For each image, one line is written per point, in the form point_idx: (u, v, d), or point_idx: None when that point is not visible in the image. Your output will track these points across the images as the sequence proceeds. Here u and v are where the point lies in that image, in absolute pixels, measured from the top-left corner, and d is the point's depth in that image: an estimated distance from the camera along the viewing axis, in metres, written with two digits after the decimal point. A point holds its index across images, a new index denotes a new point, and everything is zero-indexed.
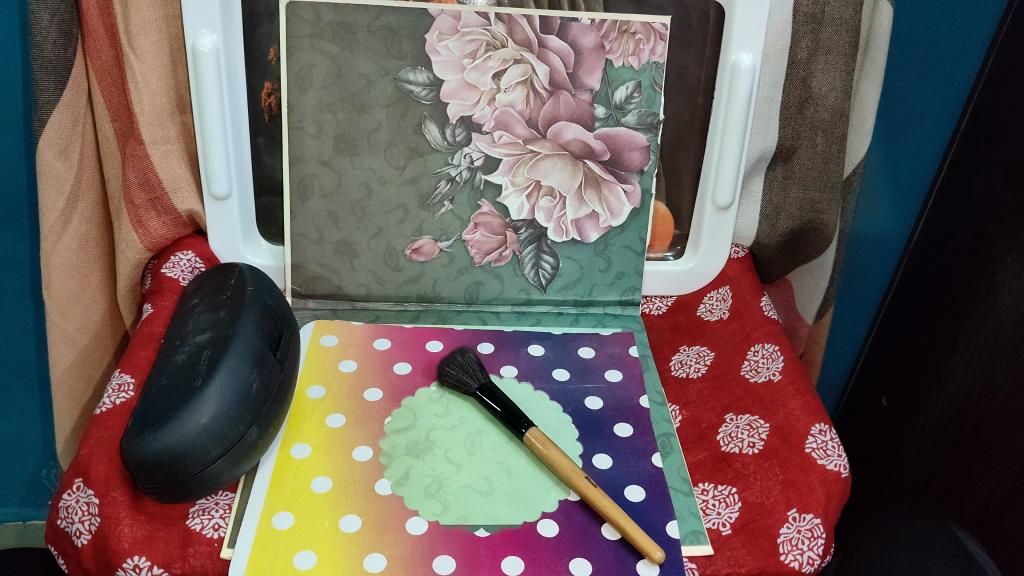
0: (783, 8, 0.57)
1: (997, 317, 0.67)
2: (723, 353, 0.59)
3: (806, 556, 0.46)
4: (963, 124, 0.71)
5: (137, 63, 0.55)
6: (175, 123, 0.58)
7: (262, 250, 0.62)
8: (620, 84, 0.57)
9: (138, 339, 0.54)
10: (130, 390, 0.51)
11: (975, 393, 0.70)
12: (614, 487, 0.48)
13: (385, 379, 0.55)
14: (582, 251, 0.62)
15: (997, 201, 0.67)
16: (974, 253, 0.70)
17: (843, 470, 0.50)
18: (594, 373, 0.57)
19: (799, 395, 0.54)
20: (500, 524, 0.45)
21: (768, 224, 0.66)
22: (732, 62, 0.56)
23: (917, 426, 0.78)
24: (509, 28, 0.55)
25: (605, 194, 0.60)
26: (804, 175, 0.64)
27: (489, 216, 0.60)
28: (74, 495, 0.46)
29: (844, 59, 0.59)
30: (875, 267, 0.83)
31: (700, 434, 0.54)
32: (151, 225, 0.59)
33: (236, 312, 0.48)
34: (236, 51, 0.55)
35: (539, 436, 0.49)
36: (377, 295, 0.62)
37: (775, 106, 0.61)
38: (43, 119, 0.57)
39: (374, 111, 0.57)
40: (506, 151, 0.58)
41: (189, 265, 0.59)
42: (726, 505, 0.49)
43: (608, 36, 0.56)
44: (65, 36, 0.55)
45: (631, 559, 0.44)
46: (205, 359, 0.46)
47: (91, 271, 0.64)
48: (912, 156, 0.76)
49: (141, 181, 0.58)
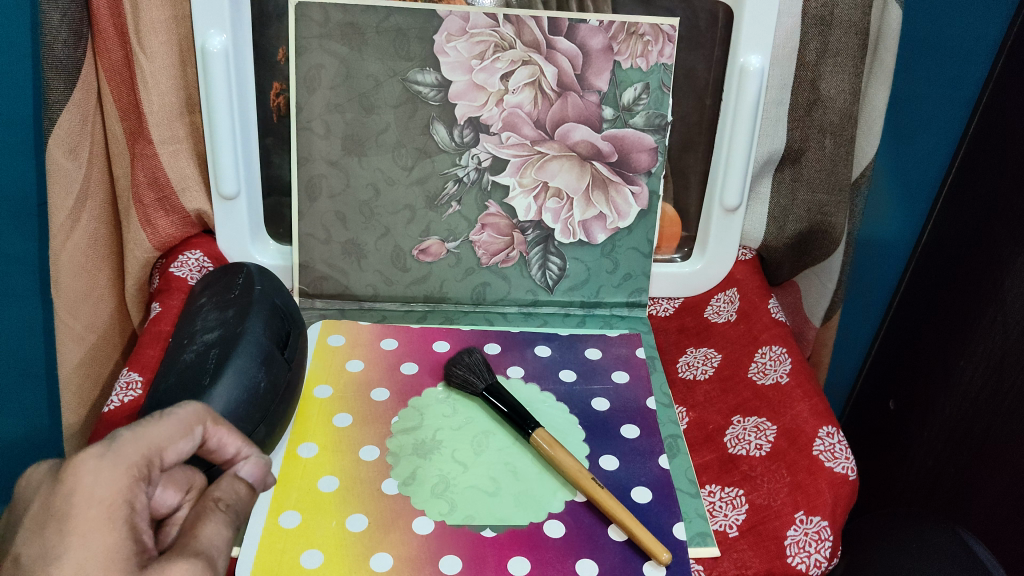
0: (793, 10, 0.57)
1: (1006, 321, 0.67)
2: (730, 356, 0.59)
3: (814, 559, 0.46)
4: (972, 126, 0.73)
5: (147, 63, 0.55)
6: (185, 123, 0.58)
7: (270, 250, 0.62)
8: (628, 86, 0.57)
9: (146, 338, 0.54)
10: (138, 388, 0.51)
11: (983, 396, 0.70)
12: (622, 488, 0.48)
13: (392, 379, 0.55)
14: (589, 252, 0.62)
15: (1006, 202, 0.67)
16: (984, 256, 0.70)
17: (852, 472, 0.49)
18: (601, 374, 0.57)
19: (807, 397, 0.54)
20: (506, 525, 0.45)
21: (776, 225, 0.66)
22: (741, 64, 0.56)
23: (926, 430, 0.78)
24: (518, 28, 0.55)
25: (612, 196, 0.60)
26: (812, 177, 0.63)
27: (496, 217, 0.60)
28: None
29: (852, 61, 0.59)
30: (885, 267, 0.83)
31: (707, 436, 0.54)
32: (160, 224, 0.60)
33: (245, 312, 0.49)
34: (247, 52, 0.56)
35: (546, 437, 0.49)
36: (384, 295, 0.62)
37: (783, 108, 0.61)
38: (53, 118, 0.58)
39: (382, 112, 0.57)
40: (514, 152, 0.58)
41: (197, 265, 0.60)
42: (733, 507, 0.49)
43: (617, 37, 0.56)
44: (76, 36, 0.56)
45: (637, 559, 0.44)
46: (213, 357, 0.46)
47: (100, 269, 0.64)
48: (922, 158, 0.77)
49: (151, 180, 0.59)
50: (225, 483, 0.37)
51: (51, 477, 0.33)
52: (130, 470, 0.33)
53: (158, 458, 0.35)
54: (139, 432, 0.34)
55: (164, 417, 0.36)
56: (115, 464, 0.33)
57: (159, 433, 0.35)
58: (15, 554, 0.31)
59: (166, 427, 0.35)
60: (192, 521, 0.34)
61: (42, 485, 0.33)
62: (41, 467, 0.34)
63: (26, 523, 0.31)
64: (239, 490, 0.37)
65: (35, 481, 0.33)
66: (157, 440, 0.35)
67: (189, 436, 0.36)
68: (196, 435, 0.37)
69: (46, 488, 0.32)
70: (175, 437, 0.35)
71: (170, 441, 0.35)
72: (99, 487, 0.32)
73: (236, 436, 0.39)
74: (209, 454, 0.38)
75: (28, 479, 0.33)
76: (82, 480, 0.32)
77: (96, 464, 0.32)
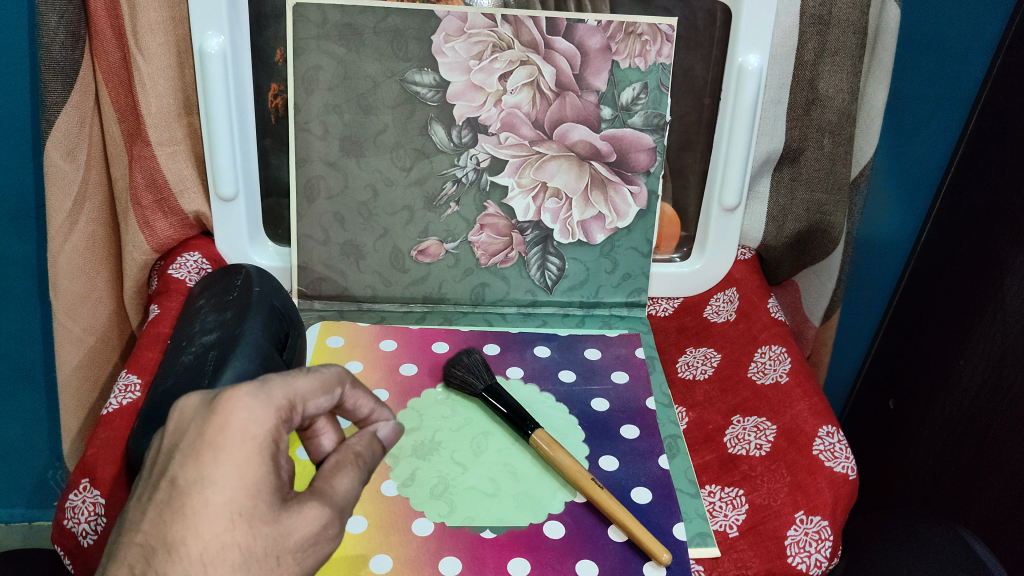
0: (790, 9, 0.57)
1: (1006, 319, 0.67)
2: (730, 356, 0.59)
3: (814, 559, 0.46)
4: (970, 125, 0.73)
5: (144, 64, 0.55)
6: (182, 124, 0.58)
7: (269, 251, 0.62)
8: (626, 85, 0.57)
9: (145, 340, 0.53)
10: (136, 391, 0.50)
11: (983, 395, 0.70)
12: (621, 488, 0.48)
13: (392, 380, 0.55)
14: (588, 252, 0.61)
15: (1006, 201, 0.66)
16: (983, 255, 0.69)
17: (852, 472, 0.49)
18: (601, 375, 0.57)
19: (807, 396, 0.53)
20: (506, 525, 0.45)
21: (774, 224, 0.66)
22: (739, 63, 0.56)
23: (926, 429, 0.78)
24: (515, 29, 0.55)
25: (611, 195, 0.60)
26: (811, 176, 0.63)
27: (495, 217, 0.60)
28: (80, 495, 0.45)
29: (851, 60, 0.59)
30: (884, 267, 0.84)
31: (707, 436, 0.54)
32: (158, 226, 0.60)
33: (243, 313, 0.49)
34: (244, 53, 0.55)
35: (546, 437, 0.49)
36: (383, 296, 0.62)
37: (781, 107, 0.61)
38: (51, 120, 0.58)
39: (380, 112, 0.57)
40: (513, 152, 0.58)
41: (195, 266, 0.59)
42: (733, 508, 0.49)
43: (615, 37, 0.56)
44: (73, 37, 0.56)
45: (637, 560, 0.44)
46: (211, 359, 0.46)
47: (98, 272, 0.64)
48: (922, 157, 0.77)
49: (149, 182, 0.58)
50: (361, 439, 0.37)
51: (204, 408, 0.34)
52: (277, 413, 0.33)
53: (300, 407, 0.35)
54: (287, 381, 0.35)
55: (310, 372, 0.36)
56: (262, 404, 0.33)
57: (303, 385, 0.35)
58: (170, 476, 0.32)
59: (311, 381, 0.35)
60: (329, 469, 0.36)
61: (195, 417, 0.34)
62: (193, 398, 0.35)
63: (180, 448, 0.33)
64: (374, 446, 0.38)
65: (187, 413, 0.34)
66: (301, 392, 0.35)
67: (330, 393, 0.36)
68: (337, 394, 0.37)
69: (198, 421, 0.33)
70: (317, 392, 0.35)
71: (313, 395, 0.35)
72: (249, 424, 0.33)
73: (370, 397, 0.39)
74: (346, 410, 0.39)
75: (182, 411, 0.34)
76: (233, 416, 0.33)
77: (249, 403, 0.33)
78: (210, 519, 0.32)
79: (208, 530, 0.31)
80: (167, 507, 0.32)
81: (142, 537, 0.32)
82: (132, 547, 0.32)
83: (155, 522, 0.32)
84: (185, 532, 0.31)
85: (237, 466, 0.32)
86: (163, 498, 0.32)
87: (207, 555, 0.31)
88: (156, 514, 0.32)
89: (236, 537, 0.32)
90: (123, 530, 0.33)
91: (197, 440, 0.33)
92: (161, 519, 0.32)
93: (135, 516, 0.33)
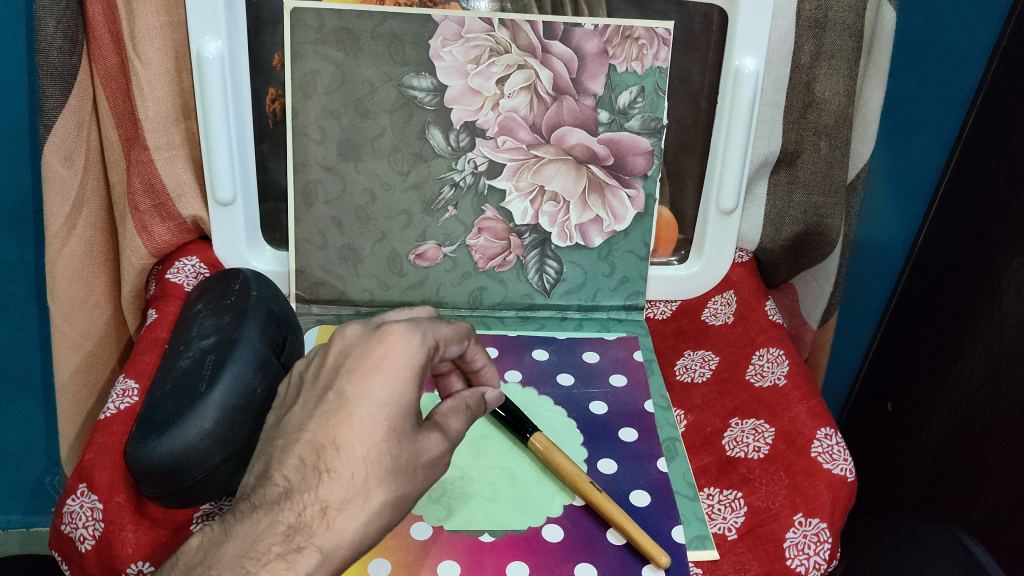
0: (786, 13, 0.58)
1: (1002, 322, 0.67)
2: (728, 358, 0.59)
3: (813, 561, 0.46)
4: (966, 127, 0.73)
5: (142, 70, 0.55)
6: (180, 129, 0.58)
7: (267, 256, 0.62)
8: (623, 89, 0.57)
9: (143, 344, 0.53)
10: (135, 395, 0.50)
11: (980, 398, 0.70)
12: (620, 491, 0.48)
13: None
14: (585, 256, 0.62)
15: (1002, 204, 0.67)
16: (980, 257, 0.70)
17: (849, 475, 0.49)
18: (599, 378, 0.57)
19: (805, 399, 0.54)
20: (505, 529, 0.45)
21: (773, 228, 0.66)
22: (735, 66, 0.56)
23: (923, 431, 0.78)
24: (512, 33, 0.55)
25: (608, 199, 0.60)
26: (808, 179, 0.64)
27: (493, 221, 0.60)
28: (79, 500, 0.45)
29: (847, 63, 0.59)
30: (880, 267, 0.84)
31: (705, 439, 0.54)
32: (156, 230, 0.60)
33: (241, 317, 0.48)
34: (242, 59, 0.56)
35: (544, 441, 0.49)
36: (381, 300, 0.62)
37: (778, 110, 0.61)
38: (49, 124, 0.58)
39: (378, 117, 0.57)
40: (510, 156, 0.58)
41: (194, 270, 0.59)
42: (731, 510, 0.49)
43: (612, 41, 0.56)
44: (71, 42, 0.56)
45: (636, 563, 0.44)
46: (209, 363, 0.46)
47: (96, 277, 0.64)
48: (919, 158, 0.77)
49: (146, 187, 0.59)
50: (473, 394, 0.42)
51: (368, 334, 0.37)
52: (428, 350, 0.37)
53: (441, 349, 0.39)
54: (433, 326, 0.38)
55: (450, 323, 0.41)
56: (418, 342, 0.37)
57: (446, 331, 0.39)
58: (338, 390, 0.36)
59: (449, 330, 0.40)
60: (446, 410, 0.39)
61: (358, 342, 0.37)
62: (355, 326, 0.38)
63: (346, 365, 0.36)
64: (481, 405, 0.42)
65: (350, 337, 0.38)
66: (443, 336, 0.39)
67: (461, 343, 0.41)
68: (465, 345, 0.42)
69: (362, 344, 0.37)
70: (452, 339, 0.40)
71: (451, 341, 0.40)
72: (407, 357, 0.36)
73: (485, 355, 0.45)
74: (463, 362, 0.44)
75: (344, 335, 0.38)
76: (393, 345, 0.36)
77: (407, 334, 0.37)
78: (370, 430, 0.35)
79: (368, 437, 0.34)
80: (334, 414, 0.35)
81: (311, 435, 0.35)
82: (300, 443, 0.35)
83: (314, 433, 0.35)
84: (350, 436, 0.34)
85: (394, 386, 0.35)
86: (332, 406, 0.35)
87: (367, 458, 0.34)
88: (323, 418, 0.35)
89: (390, 446, 0.35)
90: (287, 429, 0.36)
91: (362, 360, 0.36)
92: (329, 422, 0.35)
93: (301, 418, 0.36)
